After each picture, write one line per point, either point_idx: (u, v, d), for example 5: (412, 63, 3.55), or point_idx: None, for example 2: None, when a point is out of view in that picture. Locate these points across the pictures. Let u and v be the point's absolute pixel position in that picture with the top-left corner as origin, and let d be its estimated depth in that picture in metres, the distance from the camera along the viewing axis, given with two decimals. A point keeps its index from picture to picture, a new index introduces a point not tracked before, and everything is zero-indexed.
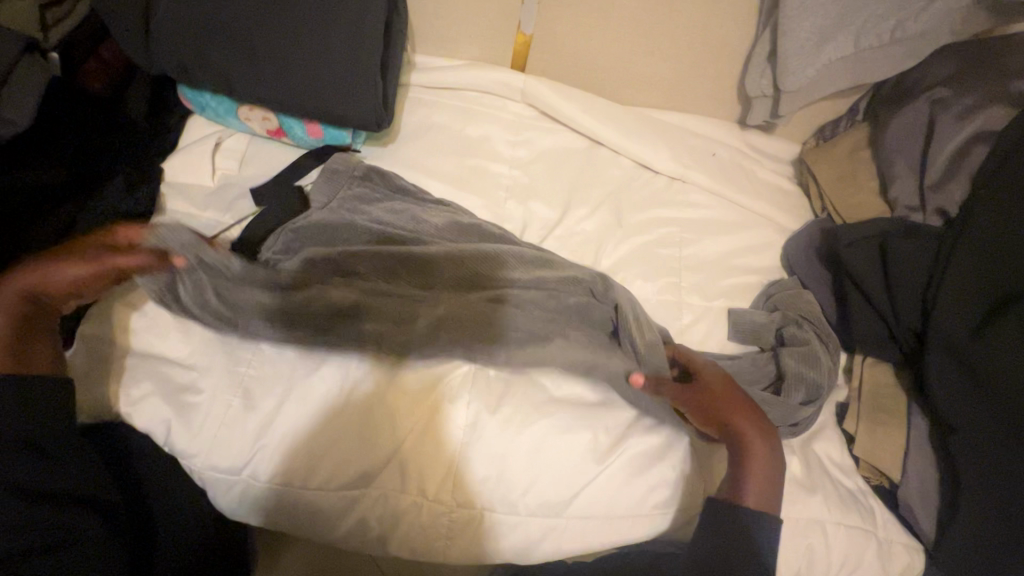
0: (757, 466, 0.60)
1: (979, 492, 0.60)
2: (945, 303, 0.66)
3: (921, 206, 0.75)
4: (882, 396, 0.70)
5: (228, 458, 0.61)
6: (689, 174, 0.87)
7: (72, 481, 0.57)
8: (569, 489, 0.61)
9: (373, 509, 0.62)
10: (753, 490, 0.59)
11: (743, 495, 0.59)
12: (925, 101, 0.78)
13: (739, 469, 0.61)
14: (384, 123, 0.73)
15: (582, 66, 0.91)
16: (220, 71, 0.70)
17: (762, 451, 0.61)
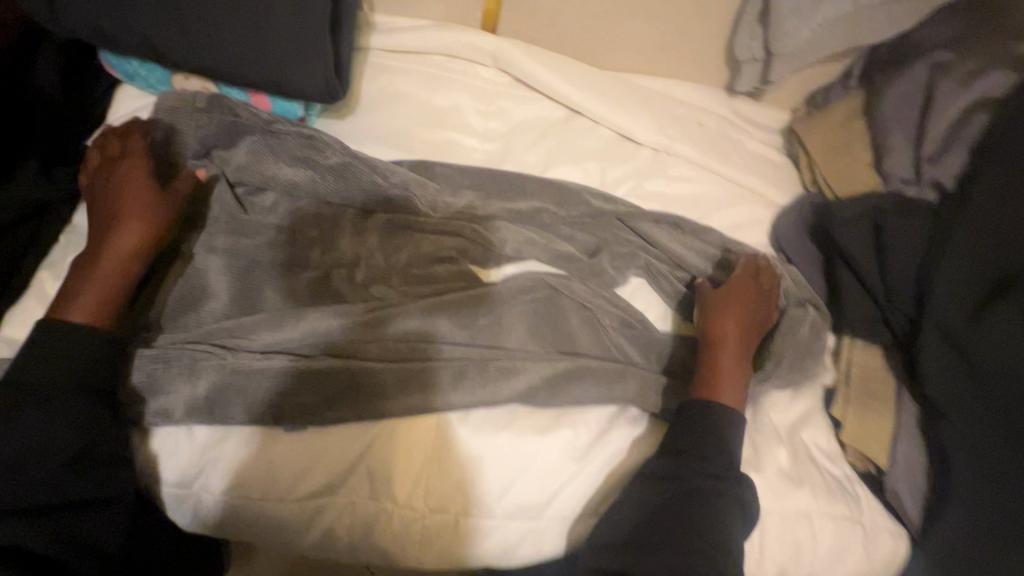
0: (727, 363, 0.63)
1: (970, 480, 0.58)
2: (941, 283, 0.63)
3: (917, 180, 0.71)
4: (872, 381, 0.67)
5: (177, 470, 0.56)
6: (674, 146, 0.82)
7: (83, 448, 0.51)
8: (549, 489, 0.58)
9: (338, 519, 0.57)
10: (732, 391, 0.61)
11: (722, 396, 0.61)
12: (924, 65, 0.73)
13: (712, 374, 0.62)
14: (337, 95, 0.65)
15: (559, 27, 0.83)
16: (143, 34, 0.61)
17: (735, 354, 0.63)
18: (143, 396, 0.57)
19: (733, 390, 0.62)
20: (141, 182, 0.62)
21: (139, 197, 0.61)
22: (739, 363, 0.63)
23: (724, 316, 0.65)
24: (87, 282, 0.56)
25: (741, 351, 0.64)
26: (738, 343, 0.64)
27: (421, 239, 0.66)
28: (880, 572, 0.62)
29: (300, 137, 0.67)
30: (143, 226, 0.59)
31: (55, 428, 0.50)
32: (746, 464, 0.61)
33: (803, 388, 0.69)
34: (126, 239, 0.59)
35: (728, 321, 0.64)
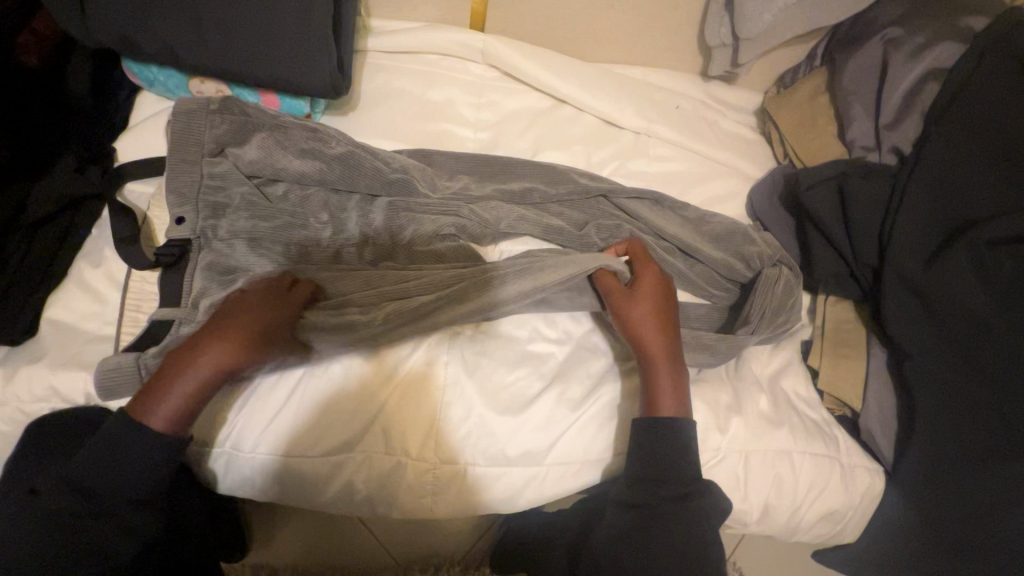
0: (661, 366, 0.62)
1: (934, 413, 0.64)
2: (902, 238, 0.68)
3: (877, 146, 0.77)
4: (844, 331, 0.73)
5: (210, 430, 0.61)
6: (654, 128, 0.88)
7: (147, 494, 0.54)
8: (548, 437, 0.63)
9: (357, 472, 0.63)
10: (669, 398, 0.61)
11: (659, 403, 0.61)
12: (879, 42, 0.80)
13: (653, 376, 0.62)
14: (342, 90, 0.72)
15: (541, 23, 0.89)
16: (163, 42, 0.67)
17: (665, 353, 0.63)
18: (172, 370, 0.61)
19: (672, 396, 0.62)
20: (264, 306, 0.59)
21: (247, 327, 0.57)
22: (678, 377, 0.62)
23: (633, 311, 0.64)
24: (162, 399, 0.54)
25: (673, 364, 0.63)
26: (668, 357, 0.63)
27: (422, 219, 0.72)
28: (859, 504, 0.68)
29: (306, 131, 0.73)
30: (234, 350, 0.56)
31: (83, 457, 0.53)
32: (729, 410, 0.66)
33: (782, 343, 0.74)
34: (210, 362, 0.55)
35: (641, 316, 0.64)
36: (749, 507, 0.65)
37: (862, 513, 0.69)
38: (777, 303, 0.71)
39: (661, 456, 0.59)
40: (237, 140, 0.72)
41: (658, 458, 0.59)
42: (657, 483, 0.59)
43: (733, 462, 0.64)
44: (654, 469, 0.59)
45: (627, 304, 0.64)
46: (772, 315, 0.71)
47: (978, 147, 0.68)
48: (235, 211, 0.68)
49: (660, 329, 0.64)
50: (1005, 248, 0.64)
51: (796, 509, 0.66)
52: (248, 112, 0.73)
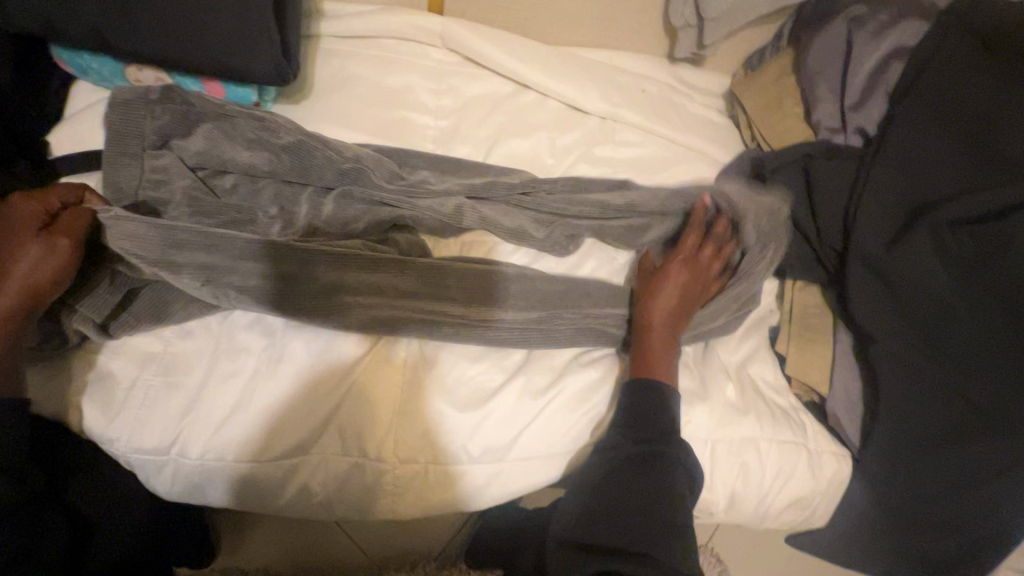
0: (657, 334, 0.64)
1: (898, 396, 0.63)
2: (866, 220, 0.67)
3: (843, 127, 0.76)
4: (811, 316, 0.72)
5: (153, 437, 0.58)
6: (620, 113, 0.85)
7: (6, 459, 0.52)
8: (510, 433, 0.61)
9: (314, 474, 0.61)
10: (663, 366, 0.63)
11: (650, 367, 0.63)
12: (843, 20, 0.78)
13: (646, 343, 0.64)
14: (288, 77, 0.68)
15: (502, 5, 0.86)
16: (93, 27, 0.63)
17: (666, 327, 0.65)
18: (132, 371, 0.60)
19: (664, 366, 0.63)
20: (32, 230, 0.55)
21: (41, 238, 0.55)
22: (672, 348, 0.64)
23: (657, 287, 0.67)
24: None
25: (668, 334, 0.65)
26: (668, 330, 0.65)
27: (378, 208, 0.69)
28: (826, 490, 0.67)
29: (254, 120, 0.69)
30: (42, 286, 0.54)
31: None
32: (696, 399, 0.65)
33: (750, 329, 0.73)
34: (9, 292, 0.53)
35: (659, 295, 0.66)
36: (717, 497, 0.64)
37: (830, 499, 0.68)
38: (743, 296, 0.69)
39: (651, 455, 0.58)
40: (183, 130, 0.67)
41: (645, 419, 0.59)
42: (642, 441, 0.58)
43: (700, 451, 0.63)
44: (639, 426, 0.59)
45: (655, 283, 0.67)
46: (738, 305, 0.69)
47: (939, 127, 0.68)
48: (179, 206, 0.65)
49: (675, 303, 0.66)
50: (966, 228, 0.63)
51: (764, 497, 0.65)
52: (188, 98, 0.67)
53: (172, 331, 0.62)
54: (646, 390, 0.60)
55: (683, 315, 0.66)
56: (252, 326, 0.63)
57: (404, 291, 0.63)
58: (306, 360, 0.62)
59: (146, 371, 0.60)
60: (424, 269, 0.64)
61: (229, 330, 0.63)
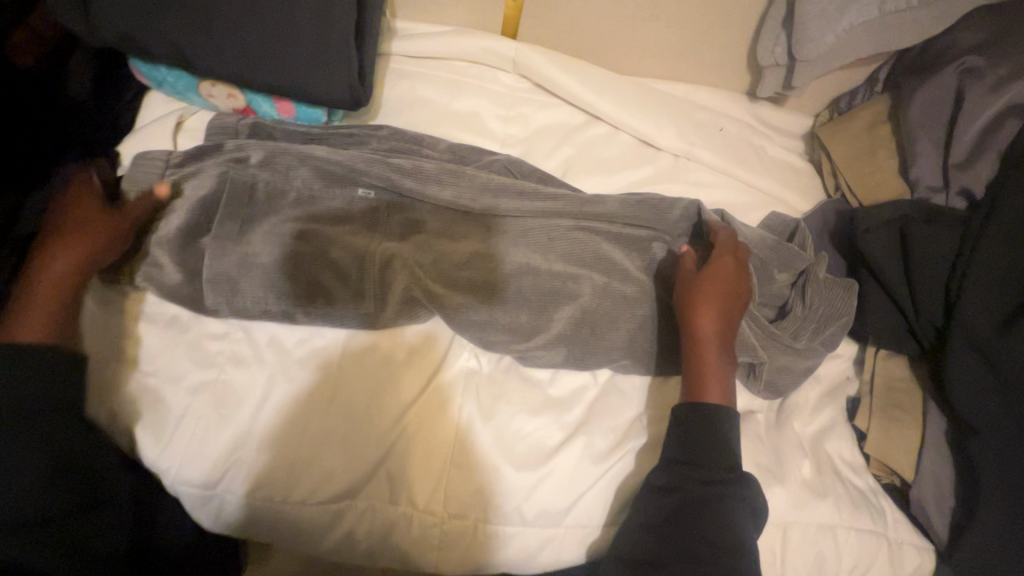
0: (709, 354, 0.59)
1: (998, 496, 0.57)
2: (972, 294, 0.61)
3: (945, 187, 0.70)
4: (897, 391, 0.66)
5: (201, 473, 0.56)
6: (695, 152, 0.81)
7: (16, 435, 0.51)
8: (569, 496, 0.58)
9: (360, 521, 0.58)
10: (715, 394, 0.58)
11: (704, 396, 0.58)
12: (955, 69, 0.71)
13: (699, 377, 0.59)
14: (362, 100, 0.67)
15: (579, 31, 0.83)
16: (175, 45, 0.62)
17: (711, 358, 0.59)
18: (199, 407, 0.58)
19: (717, 386, 0.58)
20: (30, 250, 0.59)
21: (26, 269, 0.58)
22: (726, 381, 0.59)
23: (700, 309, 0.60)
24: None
25: (721, 355, 0.60)
26: (716, 364, 0.59)
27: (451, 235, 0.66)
28: None
29: (345, 135, 0.70)
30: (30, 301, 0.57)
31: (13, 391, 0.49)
32: (771, 476, 0.60)
33: (825, 399, 0.68)
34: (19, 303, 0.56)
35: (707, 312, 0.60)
36: None
37: None
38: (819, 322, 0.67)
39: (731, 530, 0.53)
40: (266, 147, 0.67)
41: (695, 453, 0.55)
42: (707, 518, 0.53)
43: (770, 535, 0.59)
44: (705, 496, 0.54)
45: (701, 300, 0.61)
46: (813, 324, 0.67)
47: None
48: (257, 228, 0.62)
49: (725, 323, 0.61)
50: None
51: None
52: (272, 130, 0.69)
53: (229, 360, 0.60)
54: (690, 427, 0.56)
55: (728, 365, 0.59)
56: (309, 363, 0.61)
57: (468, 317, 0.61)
58: (361, 402, 0.59)
59: (201, 405, 0.58)
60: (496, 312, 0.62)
61: (286, 358, 0.61)
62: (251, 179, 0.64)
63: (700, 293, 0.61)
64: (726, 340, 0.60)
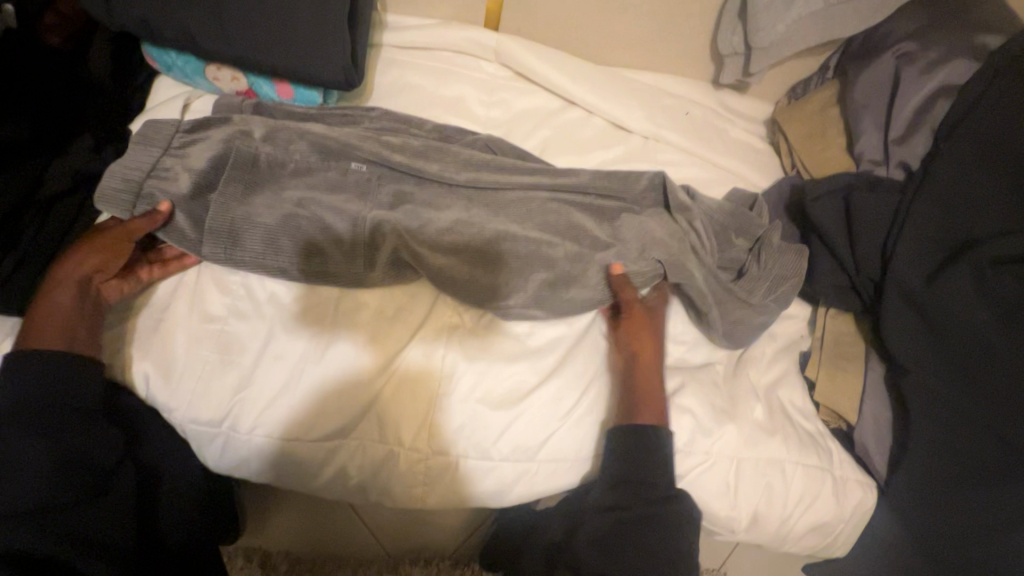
0: (649, 384, 0.65)
1: (926, 431, 0.63)
2: (904, 251, 0.68)
3: (886, 160, 0.77)
4: (843, 344, 0.73)
5: (207, 412, 0.62)
6: (663, 133, 0.88)
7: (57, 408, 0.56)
8: (543, 434, 0.64)
9: (352, 458, 0.64)
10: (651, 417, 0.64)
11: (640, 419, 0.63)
12: (892, 56, 0.79)
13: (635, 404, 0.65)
14: (354, 81, 0.73)
15: (555, 23, 0.90)
16: (185, 30, 0.69)
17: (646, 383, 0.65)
18: (205, 351, 0.64)
19: (654, 409, 0.64)
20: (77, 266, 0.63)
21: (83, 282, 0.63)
22: (658, 399, 0.65)
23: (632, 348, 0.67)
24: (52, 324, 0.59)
25: (652, 375, 0.66)
26: (651, 385, 0.66)
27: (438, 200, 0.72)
28: (850, 518, 0.67)
29: (339, 115, 0.76)
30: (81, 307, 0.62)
31: (23, 395, 0.55)
32: (726, 417, 0.67)
33: (780, 353, 0.75)
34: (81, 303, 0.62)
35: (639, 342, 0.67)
36: (739, 515, 0.65)
37: (853, 528, 0.69)
38: (773, 281, 0.73)
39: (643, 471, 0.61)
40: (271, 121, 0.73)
41: (638, 470, 0.61)
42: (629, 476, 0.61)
43: (724, 469, 0.65)
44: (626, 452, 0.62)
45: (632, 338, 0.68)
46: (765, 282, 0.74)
47: (989, 165, 0.67)
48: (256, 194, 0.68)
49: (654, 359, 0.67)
50: (1011, 268, 0.62)
51: (786, 520, 0.66)
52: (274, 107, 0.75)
53: (232, 314, 0.66)
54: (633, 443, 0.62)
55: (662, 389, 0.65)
56: (305, 316, 0.66)
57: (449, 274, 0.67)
58: (350, 349, 0.65)
59: (206, 349, 0.64)
60: (477, 268, 0.67)
61: (284, 309, 0.67)
62: (254, 151, 0.69)
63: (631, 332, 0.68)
64: (655, 368, 0.67)
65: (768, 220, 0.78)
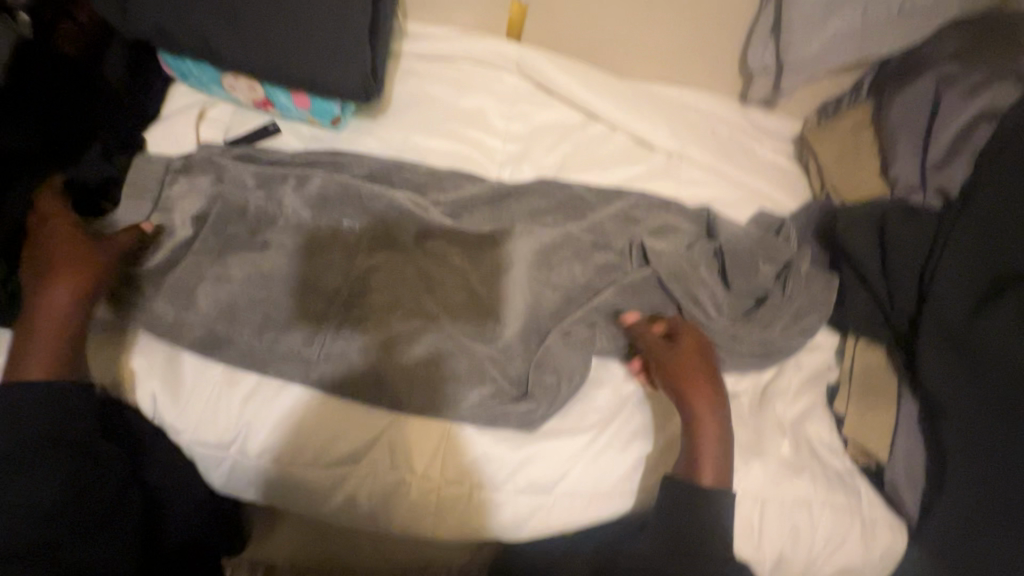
0: (709, 434, 0.60)
1: (964, 475, 0.60)
2: (943, 285, 0.65)
3: (921, 185, 0.74)
4: (874, 377, 0.70)
5: (215, 435, 0.61)
6: (687, 151, 0.85)
7: (74, 443, 0.54)
8: (559, 469, 0.62)
9: (362, 486, 0.62)
10: (709, 470, 0.59)
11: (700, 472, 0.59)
12: (932, 77, 0.76)
13: (693, 449, 0.60)
14: (373, 94, 0.71)
15: (579, 35, 0.87)
16: (202, 39, 0.67)
17: (715, 431, 0.61)
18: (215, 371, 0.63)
19: (712, 465, 0.59)
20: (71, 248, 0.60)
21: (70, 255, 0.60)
22: (723, 443, 0.60)
23: (696, 390, 0.62)
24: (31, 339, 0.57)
25: (722, 426, 0.61)
26: (715, 430, 0.61)
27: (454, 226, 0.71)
28: (879, 562, 0.64)
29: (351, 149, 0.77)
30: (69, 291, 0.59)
31: (48, 416, 0.53)
32: (751, 453, 0.64)
33: (806, 385, 0.72)
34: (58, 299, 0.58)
35: (699, 400, 0.62)
36: (763, 557, 0.62)
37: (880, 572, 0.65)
38: (795, 311, 0.71)
39: (692, 521, 0.57)
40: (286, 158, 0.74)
41: (678, 517, 0.57)
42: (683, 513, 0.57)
43: (747, 508, 0.62)
44: (682, 496, 0.57)
45: (693, 383, 0.62)
46: (784, 312, 0.71)
47: None
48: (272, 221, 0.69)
49: (710, 402, 0.62)
50: None
51: (812, 562, 0.63)
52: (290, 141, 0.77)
53: None
54: (679, 494, 0.57)
55: (723, 438, 0.60)
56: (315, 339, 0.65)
57: (462, 305, 0.67)
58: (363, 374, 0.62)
59: (212, 368, 0.63)
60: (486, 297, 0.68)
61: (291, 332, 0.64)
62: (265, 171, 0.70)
63: (688, 367, 0.63)
64: (721, 410, 0.62)
65: (795, 245, 0.75)
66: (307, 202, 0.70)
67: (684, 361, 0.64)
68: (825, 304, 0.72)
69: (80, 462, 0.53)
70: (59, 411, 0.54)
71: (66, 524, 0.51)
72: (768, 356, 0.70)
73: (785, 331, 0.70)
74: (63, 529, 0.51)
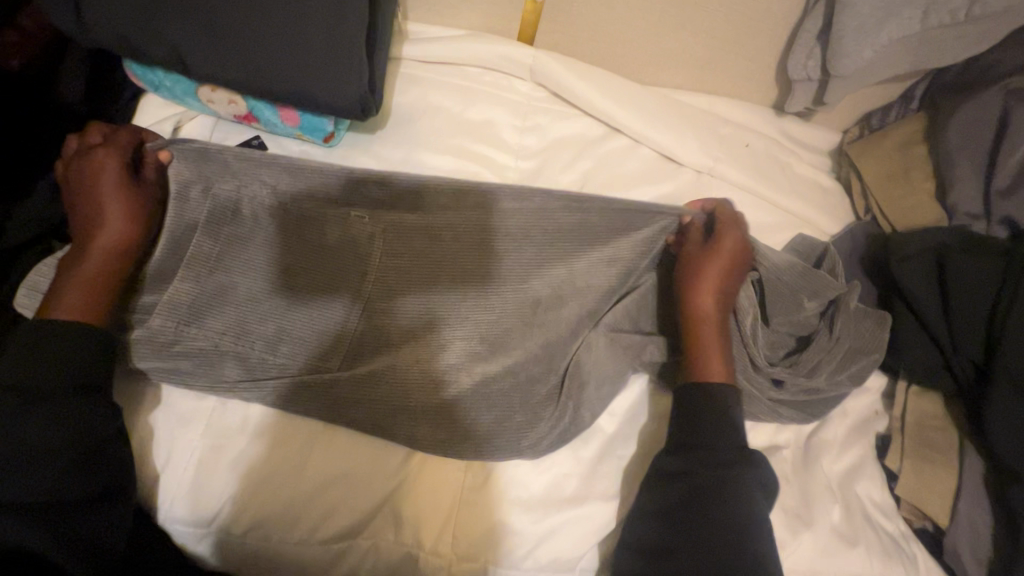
0: (709, 336, 0.58)
1: None
2: (1017, 332, 0.57)
3: (986, 215, 0.67)
4: (930, 429, 0.63)
5: (194, 510, 0.54)
6: (720, 168, 0.77)
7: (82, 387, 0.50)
8: (584, 544, 0.55)
9: (364, 561, 0.54)
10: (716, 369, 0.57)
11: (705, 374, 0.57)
12: (998, 90, 0.68)
13: (694, 350, 0.58)
14: (371, 111, 0.62)
15: (599, 38, 0.78)
16: (174, 50, 0.58)
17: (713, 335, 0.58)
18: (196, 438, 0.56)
19: (718, 363, 0.57)
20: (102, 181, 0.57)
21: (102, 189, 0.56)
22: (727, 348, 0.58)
23: (702, 286, 0.58)
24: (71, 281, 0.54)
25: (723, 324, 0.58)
26: (718, 335, 0.58)
27: (465, 262, 0.61)
28: None
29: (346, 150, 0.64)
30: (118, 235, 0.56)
31: (59, 358, 0.50)
32: (798, 520, 0.58)
33: (854, 435, 0.65)
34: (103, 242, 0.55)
35: (706, 287, 0.59)
36: None
37: None
38: (844, 357, 0.64)
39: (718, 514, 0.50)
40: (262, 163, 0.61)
41: (706, 509, 0.50)
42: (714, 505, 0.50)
43: None
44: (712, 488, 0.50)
45: (701, 279, 0.59)
46: (829, 357, 0.64)
47: None
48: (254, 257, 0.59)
49: (720, 297, 0.59)
50: None
51: None
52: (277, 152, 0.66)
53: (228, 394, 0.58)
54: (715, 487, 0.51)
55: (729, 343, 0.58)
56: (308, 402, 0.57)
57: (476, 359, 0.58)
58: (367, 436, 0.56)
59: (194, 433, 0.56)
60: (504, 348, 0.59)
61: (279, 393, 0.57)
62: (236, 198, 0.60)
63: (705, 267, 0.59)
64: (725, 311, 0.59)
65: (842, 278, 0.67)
66: (297, 236, 0.60)
67: (715, 245, 0.60)
68: (876, 349, 0.64)
69: (92, 410, 0.50)
70: (88, 353, 0.52)
71: (42, 477, 0.46)
72: (812, 406, 0.63)
73: (834, 381, 0.63)
74: (39, 478, 0.46)
